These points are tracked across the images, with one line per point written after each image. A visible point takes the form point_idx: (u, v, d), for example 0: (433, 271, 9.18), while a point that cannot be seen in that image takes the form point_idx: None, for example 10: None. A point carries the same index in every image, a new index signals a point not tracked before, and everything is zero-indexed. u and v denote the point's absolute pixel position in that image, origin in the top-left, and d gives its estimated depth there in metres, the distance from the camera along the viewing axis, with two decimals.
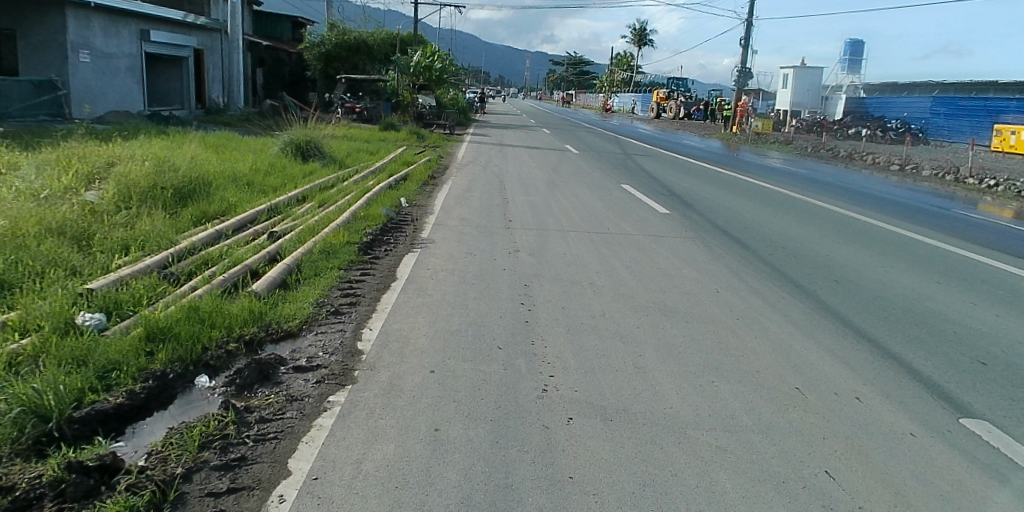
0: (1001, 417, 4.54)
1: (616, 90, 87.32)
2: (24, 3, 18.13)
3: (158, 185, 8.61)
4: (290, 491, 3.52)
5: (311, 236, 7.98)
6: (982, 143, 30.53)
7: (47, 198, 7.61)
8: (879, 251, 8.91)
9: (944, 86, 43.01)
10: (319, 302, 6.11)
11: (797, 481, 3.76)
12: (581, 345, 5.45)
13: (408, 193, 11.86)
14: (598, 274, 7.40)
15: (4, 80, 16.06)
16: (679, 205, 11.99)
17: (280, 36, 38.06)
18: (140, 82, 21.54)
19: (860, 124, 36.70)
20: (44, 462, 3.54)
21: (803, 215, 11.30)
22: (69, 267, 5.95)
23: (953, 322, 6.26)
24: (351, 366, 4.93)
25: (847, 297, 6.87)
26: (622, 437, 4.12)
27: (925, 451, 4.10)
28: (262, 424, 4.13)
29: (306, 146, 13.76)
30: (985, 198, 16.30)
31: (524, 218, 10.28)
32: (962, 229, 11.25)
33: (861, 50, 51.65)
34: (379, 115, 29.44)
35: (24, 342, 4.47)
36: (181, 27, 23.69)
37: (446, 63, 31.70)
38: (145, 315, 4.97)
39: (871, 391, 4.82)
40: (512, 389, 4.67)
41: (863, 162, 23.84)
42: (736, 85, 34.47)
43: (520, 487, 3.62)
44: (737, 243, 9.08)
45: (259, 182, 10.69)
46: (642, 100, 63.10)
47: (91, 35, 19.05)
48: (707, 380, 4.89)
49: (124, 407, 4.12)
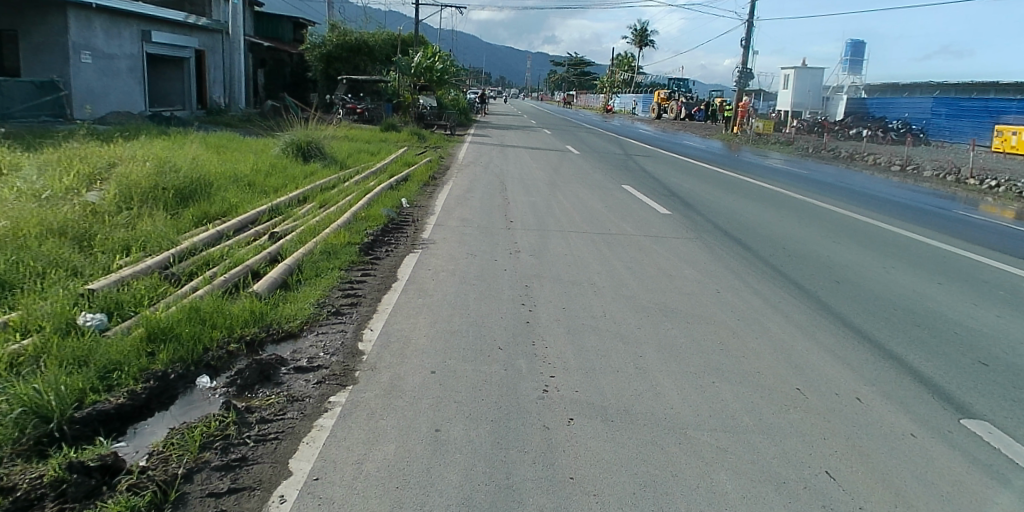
0: (1002, 418, 4.53)
1: (617, 90, 87.33)
2: (26, 4, 18.16)
3: (160, 186, 8.62)
4: (290, 491, 3.52)
5: (312, 236, 7.99)
6: (982, 143, 30.51)
7: (48, 199, 7.62)
8: (880, 252, 8.89)
9: (945, 87, 42.98)
10: (319, 302, 6.12)
11: (798, 482, 3.76)
12: (582, 345, 5.45)
13: (409, 194, 11.88)
14: (598, 275, 7.40)
15: (6, 81, 16.10)
16: (679, 205, 12.00)
17: (280, 37, 38.09)
18: (142, 83, 21.56)
19: (861, 125, 36.68)
20: (45, 463, 3.54)
21: (803, 216, 11.30)
22: (71, 267, 5.96)
23: (955, 323, 6.25)
24: (352, 366, 4.94)
25: (848, 298, 6.87)
26: (622, 437, 4.13)
27: (926, 452, 4.10)
28: (263, 425, 4.13)
29: (307, 147, 13.76)
30: (986, 198, 16.31)
31: (525, 218, 10.28)
32: (963, 229, 11.23)
33: (862, 50, 51.64)
34: (380, 116, 29.43)
35: (25, 342, 4.47)
36: (183, 28, 23.70)
37: (447, 64, 31.70)
38: (146, 315, 4.97)
39: (872, 392, 4.82)
40: (513, 389, 4.67)
41: (864, 163, 23.85)
42: (737, 86, 34.46)
43: (521, 487, 3.62)
44: (738, 243, 9.08)
45: (260, 182, 10.70)
46: (643, 101, 63.10)
47: (93, 36, 19.07)
48: (707, 381, 4.89)
49: (125, 407, 4.13)
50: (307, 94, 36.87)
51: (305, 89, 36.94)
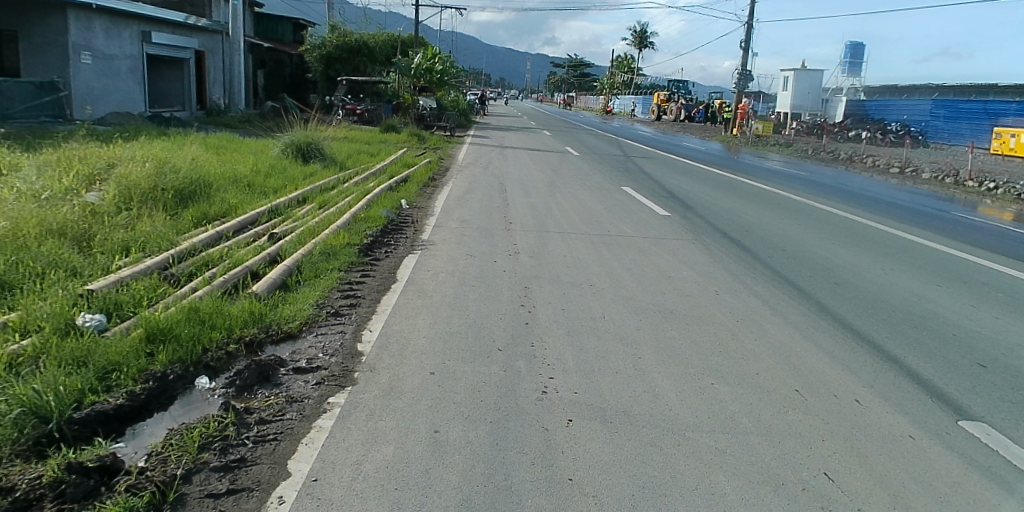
0: (1000, 419, 4.54)
1: (617, 92, 87.36)
2: (26, 5, 18.17)
3: (159, 186, 8.62)
4: (290, 492, 3.52)
5: (311, 237, 8.01)
6: (981, 145, 30.53)
7: (48, 199, 7.63)
8: (880, 254, 8.89)
9: (945, 90, 42.97)
10: (318, 303, 6.13)
11: (797, 484, 3.75)
12: (581, 346, 5.46)
13: (409, 195, 11.89)
14: (597, 276, 7.41)
15: (5, 82, 16.12)
16: (678, 207, 12.01)
17: (280, 37, 38.11)
18: (141, 83, 21.56)
19: (860, 127, 36.70)
20: (44, 463, 3.54)
21: (802, 217, 11.32)
22: (70, 267, 5.96)
23: (953, 325, 6.25)
24: (352, 367, 4.94)
25: (846, 299, 6.88)
26: (621, 439, 4.12)
27: (925, 454, 4.10)
28: (262, 425, 4.14)
29: (306, 148, 13.76)
30: (985, 201, 16.31)
31: (525, 219, 10.29)
32: (962, 231, 11.22)
33: (861, 52, 51.61)
34: (379, 118, 29.22)
35: (24, 343, 4.48)
36: (183, 28, 23.71)
37: (446, 65, 31.71)
38: (146, 316, 4.97)
39: (870, 393, 4.82)
40: (511, 390, 4.68)
41: (862, 165, 23.85)
42: (736, 88, 34.48)
43: (519, 488, 3.62)
44: (737, 245, 9.09)
45: (259, 183, 10.71)
46: (643, 102, 63.12)
47: (93, 36, 19.08)
48: (706, 382, 4.89)
49: (124, 408, 4.13)
50: (307, 95, 36.89)
51: (305, 90, 36.95)
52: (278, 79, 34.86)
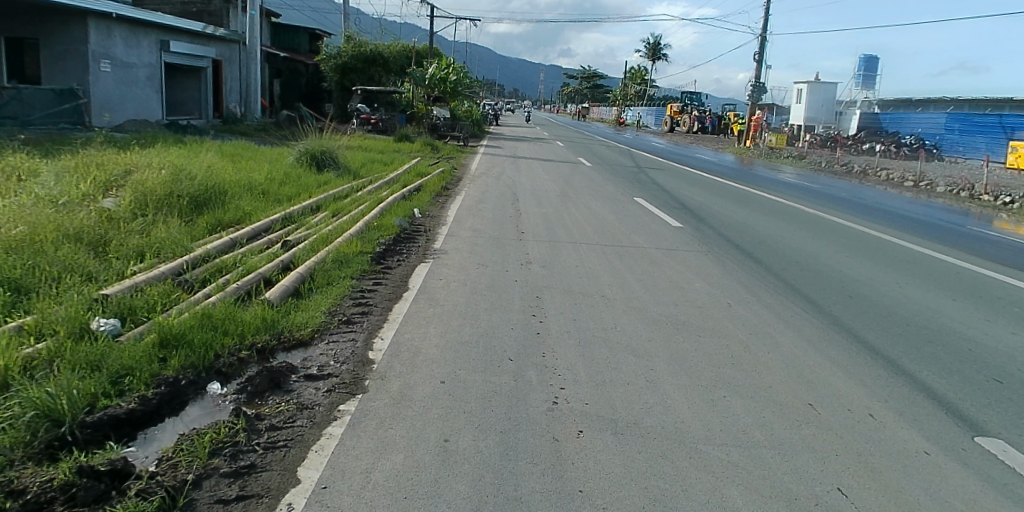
0: (1016, 435, 4.48)
1: (630, 104, 87.59)
2: (47, 15, 18.45)
3: (174, 193, 8.67)
4: (298, 499, 3.52)
5: (326, 245, 8.05)
6: (997, 159, 30.21)
7: (65, 204, 7.71)
8: (897, 268, 8.77)
9: (961, 104, 42.73)
10: (331, 311, 6.15)
11: (810, 498, 3.72)
12: (593, 358, 5.43)
13: (422, 204, 11.95)
14: (610, 286, 7.41)
15: (28, 90, 16.40)
16: (691, 218, 11.98)
17: (297, 47, 38.55)
18: (158, 89, 21.71)
19: (874, 140, 36.48)
20: (56, 466, 3.56)
21: (817, 230, 11.26)
22: (86, 273, 6.02)
23: (968, 340, 6.18)
24: (362, 374, 4.95)
25: (859, 312, 6.82)
26: (633, 451, 4.10)
27: (940, 470, 4.05)
28: (273, 432, 4.14)
29: (321, 156, 13.84)
30: (1000, 215, 16.14)
31: (537, 229, 10.32)
32: (977, 245, 11.10)
33: (875, 66, 51.51)
34: (393, 127, 29.02)
35: (39, 347, 4.51)
36: (200, 38, 24.00)
37: (461, 75, 31.91)
38: (158, 322, 5.00)
39: (884, 408, 4.77)
40: (522, 401, 4.66)
41: (877, 178, 23.71)
42: (750, 100, 34.39)
43: (528, 500, 3.60)
44: (751, 257, 9.03)
45: (274, 190, 10.80)
46: (655, 114, 63.32)
47: (112, 45, 19.35)
48: (719, 395, 4.86)
49: (136, 412, 4.15)
50: (322, 104, 37.20)
51: (320, 99, 37.18)
52: (294, 88, 35.21)
